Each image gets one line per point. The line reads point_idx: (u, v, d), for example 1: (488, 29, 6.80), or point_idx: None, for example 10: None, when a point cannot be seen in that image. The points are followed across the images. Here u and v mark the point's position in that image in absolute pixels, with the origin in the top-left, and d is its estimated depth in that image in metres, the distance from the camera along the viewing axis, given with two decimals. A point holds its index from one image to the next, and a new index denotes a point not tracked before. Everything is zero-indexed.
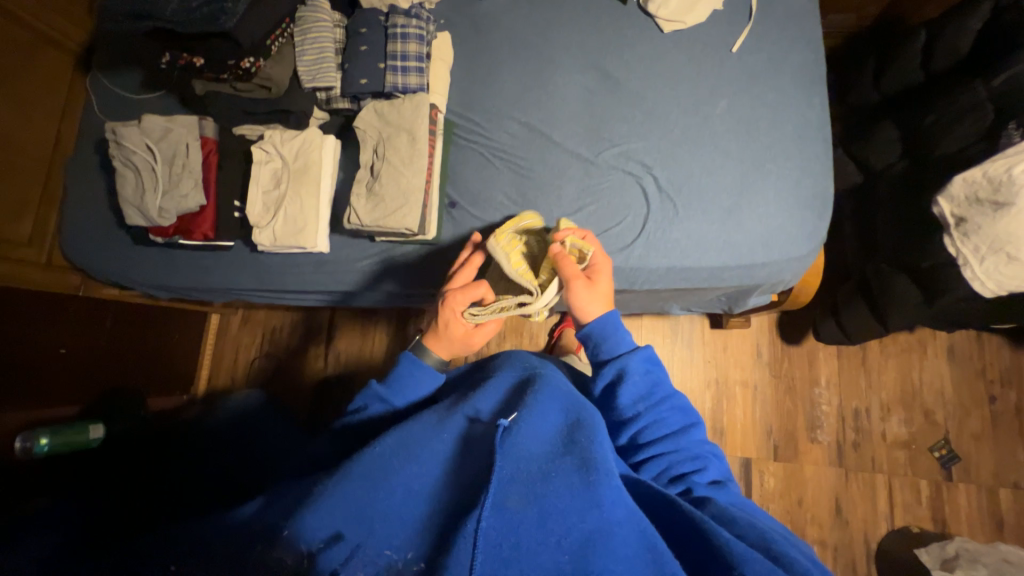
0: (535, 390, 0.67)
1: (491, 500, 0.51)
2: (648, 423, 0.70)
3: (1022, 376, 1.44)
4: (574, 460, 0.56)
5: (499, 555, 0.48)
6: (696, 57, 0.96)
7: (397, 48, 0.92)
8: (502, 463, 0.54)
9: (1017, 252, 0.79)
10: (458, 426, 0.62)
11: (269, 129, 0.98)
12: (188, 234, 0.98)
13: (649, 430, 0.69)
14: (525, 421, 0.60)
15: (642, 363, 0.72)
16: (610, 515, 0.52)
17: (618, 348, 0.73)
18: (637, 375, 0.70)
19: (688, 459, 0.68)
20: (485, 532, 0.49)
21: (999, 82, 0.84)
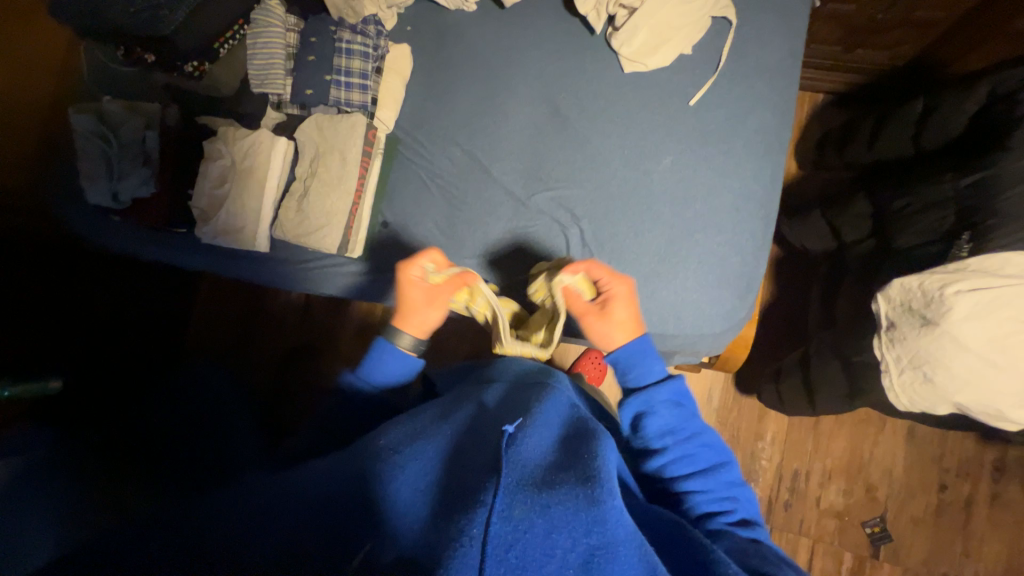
0: (550, 392, 0.60)
1: (499, 501, 0.42)
2: (676, 459, 0.65)
3: (980, 469, 1.36)
4: (577, 473, 0.47)
5: (505, 565, 0.39)
6: (652, 105, 0.91)
7: (342, 62, 0.93)
8: (509, 464, 0.45)
9: (933, 374, 0.73)
10: (463, 417, 0.57)
11: (223, 125, 1.01)
12: (141, 218, 1.02)
13: (676, 465, 0.65)
14: (533, 425, 0.52)
15: (671, 395, 0.67)
16: (624, 535, 0.44)
17: (648, 369, 0.70)
18: (665, 408, 0.66)
19: (715, 501, 0.64)
20: (493, 537, 0.40)
21: (969, 184, 0.76)
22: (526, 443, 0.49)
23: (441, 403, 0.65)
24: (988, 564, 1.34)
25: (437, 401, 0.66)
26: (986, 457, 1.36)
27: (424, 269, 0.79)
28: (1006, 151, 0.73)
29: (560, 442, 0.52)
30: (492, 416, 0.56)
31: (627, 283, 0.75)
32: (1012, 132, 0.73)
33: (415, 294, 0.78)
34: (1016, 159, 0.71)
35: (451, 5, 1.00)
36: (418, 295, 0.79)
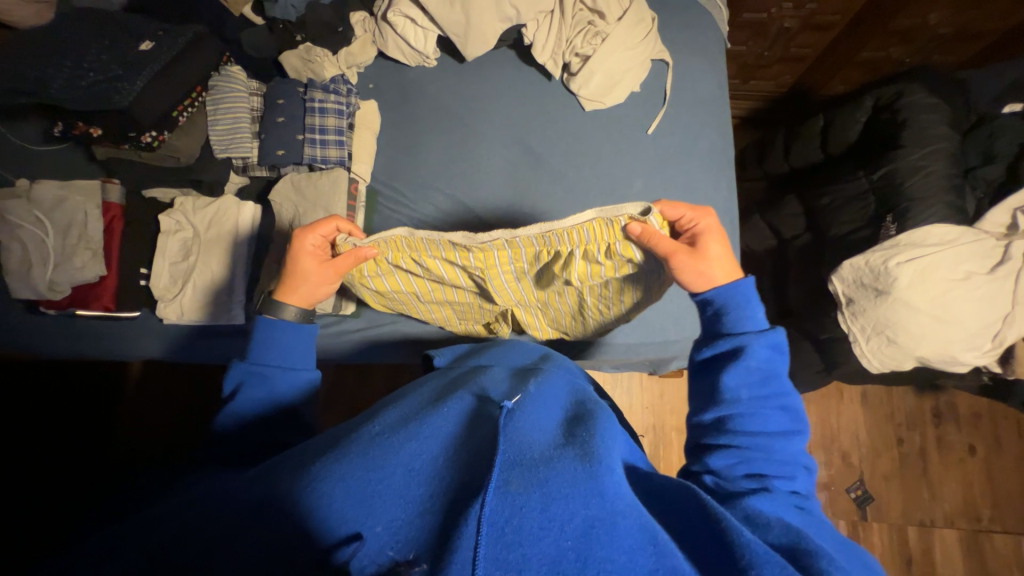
0: (546, 376, 0.57)
1: (495, 479, 0.40)
2: (748, 413, 0.54)
3: (924, 419, 1.56)
4: (576, 449, 0.45)
5: (501, 542, 0.36)
6: (615, 138, 1.01)
7: (315, 121, 0.92)
8: (505, 443, 0.43)
9: (895, 335, 0.85)
10: (461, 399, 0.50)
11: (180, 196, 0.95)
12: (86, 306, 0.90)
13: (748, 421, 0.54)
14: (530, 407, 0.49)
15: (766, 348, 0.57)
16: (626, 506, 0.40)
17: (750, 313, 0.59)
18: (757, 360, 0.56)
19: (778, 465, 0.52)
20: (488, 517, 0.37)
21: (879, 176, 0.93)
22: (524, 426, 0.46)
23: (438, 384, 0.57)
24: (951, 502, 1.51)
25: (438, 375, 0.61)
26: (925, 407, 1.57)
27: (323, 241, 0.73)
28: (900, 148, 0.90)
29: (554, 427, 0.49)
30: (490, 399, 0.51)
31: (716, 216, 0.66)
32: (900, 133, 0.92)
33: (306, 262, 0.71)
34: (909, 154, 0.89)
35: (413, 62, 1.04)
36: (308, 262, 0.72)
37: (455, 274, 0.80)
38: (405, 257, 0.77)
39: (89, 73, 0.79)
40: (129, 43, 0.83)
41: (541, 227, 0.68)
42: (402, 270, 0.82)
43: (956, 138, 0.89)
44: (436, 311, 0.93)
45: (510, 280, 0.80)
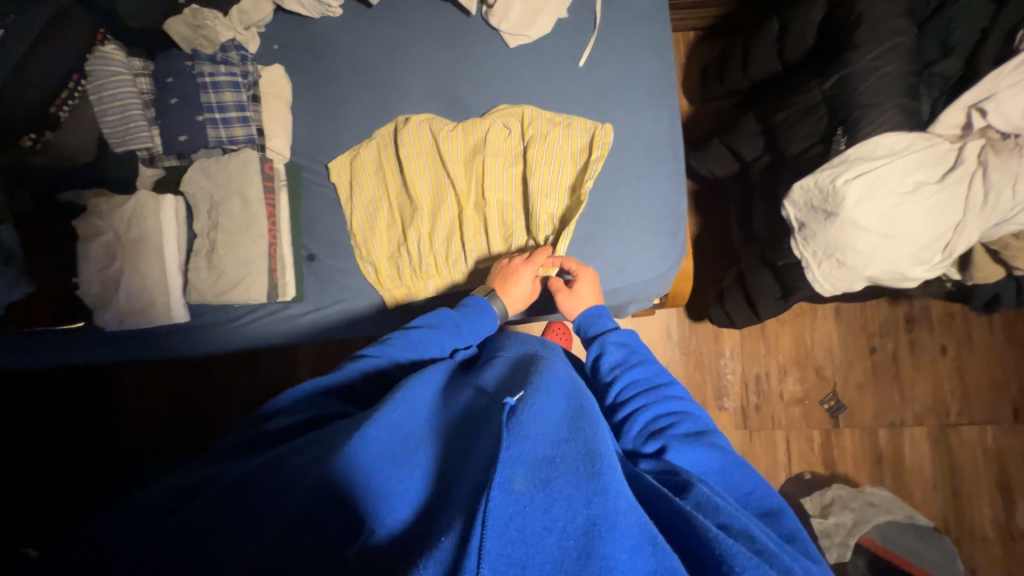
0: (546, 366, 0.57)
1: (501, 474, 0.39)
2: (626, 384, 0.67)
3: (897, 325, 1.58)
4: (580, 445, 0.45)
5: (507, 539, 0.36)
6: (546, 76, 0.92)
7: (211, 99, 0.85)
8: (511, 441, 0.41)
9: (845, 258, 0.83)
10: (465, 402, 0.54)
11: (92, 197, 0.88)
12: (26, 323, 0.88)
13: (627, 390, 0.66)
14: (535, 399, 0.48)
15: (618, 339, 0.73)
16: (630, 505, 0.42)
17: (641, 358, 0.70)
18: (613, 347, 0.71)
19: (665, 416, 0.62)
20: (493, 512, 0.36)
21: (831, 85, 0.85)
22: (534, 420, 0.45)
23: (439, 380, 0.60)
24: (921, 402, 1.56)
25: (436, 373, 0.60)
26: (899, 314, 1.57)
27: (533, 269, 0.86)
28: (853, 49, 0.82)
29: (561, 419, 0.48)
30: (493, 397, 0.52)
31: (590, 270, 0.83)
32: (853, 32, 0.83)
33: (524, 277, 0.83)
34: (862, 55, 0.80)
35: (315, 13, 0.93)
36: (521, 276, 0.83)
37: (447, 244, 0.90)
38: (415, 273, 0.91)
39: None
40: None
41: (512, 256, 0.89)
42: (382, 241, 0.91)
43: (913, 32, 0.81)
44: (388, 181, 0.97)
45: (475, 216, 0.91)
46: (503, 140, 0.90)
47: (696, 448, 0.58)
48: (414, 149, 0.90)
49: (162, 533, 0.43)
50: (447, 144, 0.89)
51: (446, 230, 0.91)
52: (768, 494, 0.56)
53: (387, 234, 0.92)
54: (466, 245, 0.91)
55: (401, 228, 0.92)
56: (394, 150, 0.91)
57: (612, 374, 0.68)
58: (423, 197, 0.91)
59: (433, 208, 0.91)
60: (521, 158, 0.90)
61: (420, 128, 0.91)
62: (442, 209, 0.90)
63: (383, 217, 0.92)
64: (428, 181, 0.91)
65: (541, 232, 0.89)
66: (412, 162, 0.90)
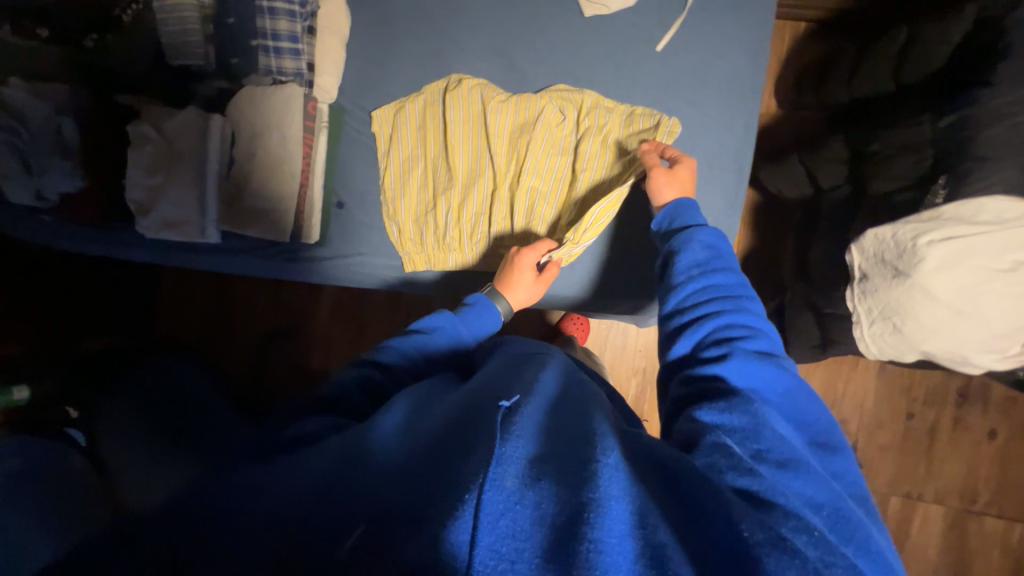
0: (542, 368, 0.56)
1: (493, 472, 0.38)
2: (699, 288, 0.61)
3: (946, 397, 1.43)
4: (575, 448, 0.43)
5: (494, 532, 0.35)
6: (616, 55, 0.83)
7: (267, 25, 0.82)
8: (505, 441, 0.41)
9: (902, 325, 0.73)
10: (455, 395, 0.53)
11: (146, 104, 0.90)
12: (77, 215, 0.94)
13: (698, 296, 0.60)
14: (529, 402, 0.47)
15: (707, 239, 0.64)
16: (628, 487, 0.40)
17: (727, 265, 0.62)
18: (697, 245, 0.63)
19: (739, 326, 0.56)
20: (485, 505, 0.36)
21: (946, 124, 0.72)
22: (527, 418, 0.44)
23: (423, 390, 0.57)
24: (947, 482, 1.44)
25: (433, 382, 0.59)
26: (952, 385, 1.43)
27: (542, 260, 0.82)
28: (987, 86, 0.68)
29: (557, 421, 0.46)
30: (479, 394, 0.50)
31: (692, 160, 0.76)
32: (994, 65, 0.69)
33: (528, 273, 0.80)
34: (996, 96, 0.67)
35: None
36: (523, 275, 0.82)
37: (472, 224, 0.87)
38: (435, 246, 0.89)
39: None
40: None
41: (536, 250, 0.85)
42: (410, 204, 0.89)
43: None
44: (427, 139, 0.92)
45: (507, 199, 0.86)
46: (555, 123, 0.83)
47: (760, 367, 0.53)
48: (460, 115, 0.86)
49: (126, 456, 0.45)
50: (495, 116, 0.84)
51: (475, 208, 0.87)
52: (835, 432, 0.52)
53: (416, 197, 0.89)
54: (491, 227, 0.87)
55: (430, 195, 0.89)
56: (440, 113, 0.87)
57: (687, 274, 0.62)
58: (460, 168, 0.87)
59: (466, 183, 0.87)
60: (570, 149, 0.84)
61: (469, 91, 0.86)
62: (475, 185, 0.86)
63: (416, 179, 0.90)
64: (468, 152, 0.87)
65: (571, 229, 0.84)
66: (457, 129, 0.86)
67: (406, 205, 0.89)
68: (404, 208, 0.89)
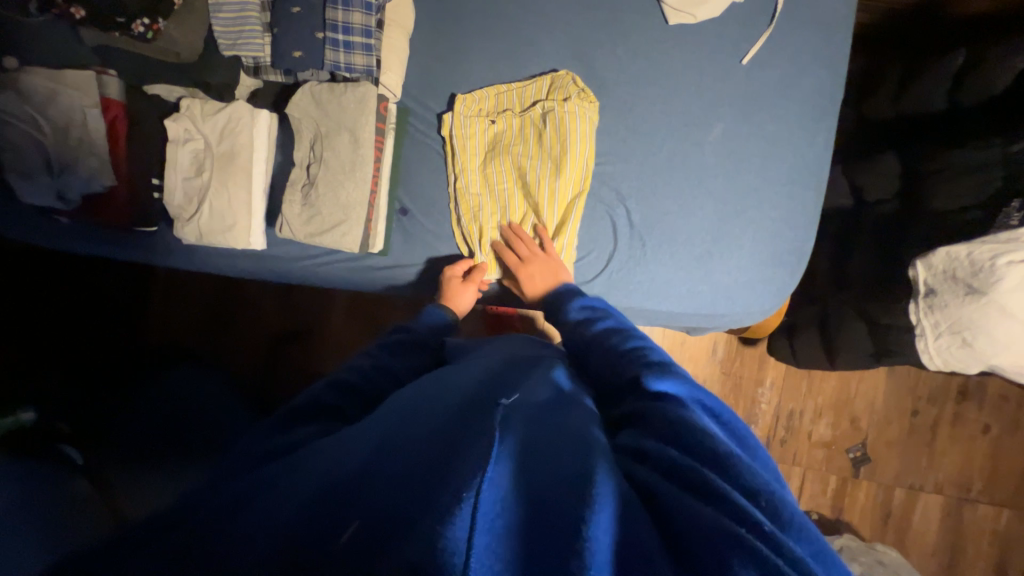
0: (546, 374, 0.53)
1: (491, 468, 0.34)
2: (596, 341, 0.63)
3: (946, 395, 1.54)
4: (567, 446, 0.40)
5: (492, 532, 0.31)
6: (698, 65, 0.82)
7: (338, 17, 0.76)
8: (502, 433, 0.38)
9: (972, 339, 0.78)
10: (456, 385, 0.49)
11: (185, 98, 0.82)
12: (100, 218, 0.84)
13: (598, 344, 0.62)
14: (528, 406, 0.44)
15: (589, 307, 0.70)
16: (615, 489, 0.37)
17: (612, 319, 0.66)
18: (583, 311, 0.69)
19: (633, 354, 0.57)
20: (483, 502, 0.32)
21: (1019, 149, 0.80)
22: (515, 413, 0.42)
23: (423, 380, 0.53)
24: (947, 473, 1.55)
25: (433, 371, 0.56)
26: (952, 384, 1.54)
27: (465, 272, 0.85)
28: None
29: (551, 420, 0.44)
30: (479, 389, 0.47)
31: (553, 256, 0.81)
32: None
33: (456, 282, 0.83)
34: None
35: None
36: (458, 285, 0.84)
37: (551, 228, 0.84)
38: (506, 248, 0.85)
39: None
40: None
41: (609, 262, 0.84)
42: (470, 216, 0.85)
43: None
44: (472, 136, 0.84)
45: (575, 209, 0.83)
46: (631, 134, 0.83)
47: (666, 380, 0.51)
48: (563, 116, 0.81)
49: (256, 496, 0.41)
50: (564, 125, 0.81)
51: (547, 218, 0.84)
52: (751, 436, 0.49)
53: (496, 198, 0.85)
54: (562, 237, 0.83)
55: (498, 204, 0.85)
56: (512, 119, 0.85)
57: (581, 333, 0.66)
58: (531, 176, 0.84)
59: (557, 184, 0.82)
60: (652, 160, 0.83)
61: (569, 91, 0.82)
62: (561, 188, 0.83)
63: (478, 188, 0.85)
64: (534, 160, 0.84)
65: (656, 242, 0.83)
66: (530, 139, 0.85)
67: (471, 217, 0.85)
68: (467, 222, 0.85)
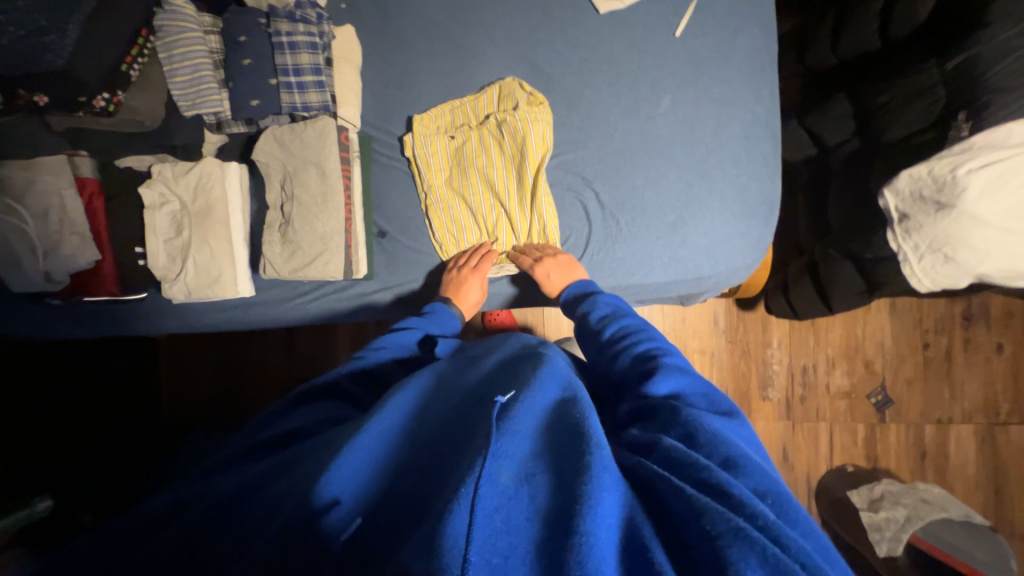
0: (547, 356, 0.55)
1: (489, 467, 0.37)
2: (616, 334, 0.66)
3: (953, 322, 1.54)
4: (568, 440, 0.43)
5: (490, 529, 0.35)
6: (636, 45, 0.86)
7: (287, 61, 0.80)
8: (502, 433, 0.40)
9: (954, 253, 0.79)
10: (463, 385, 0.53)
11: (156, 163, 0.85)
12: (90, 293, 0.86)
13: (619, 339, 0.65)
14: (532, 397, 0.46)
15: (608, 300, 0.73)
16: (616, 482, 0.40)
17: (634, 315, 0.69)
18: (603, 304, 0.71)
19: (653, 351, 0.60)
20: (481, 500, 0.36)
21: (954, 64, 0.81)
22: (520, 410, 0.43)
23: (431, 378, 0.57)
24: (971, 400, 1.54)
25: (432, 370, 0.59)
26: (955, 311, 1.54)
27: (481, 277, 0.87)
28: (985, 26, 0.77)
29: (551, 414, 0.46)
30: (482, 390, 0.50)
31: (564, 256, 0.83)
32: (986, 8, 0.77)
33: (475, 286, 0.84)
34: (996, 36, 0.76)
35: None
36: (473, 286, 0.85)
37: (527, 230, 0.87)
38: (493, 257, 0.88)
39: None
40: None
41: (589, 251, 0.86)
42: (445, 232, 0.87)
43: None
44: (434, 151, 0.86)
45: (545, 205, 0.85)
46: (591, 122, 0.86)
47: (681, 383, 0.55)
48: (517, 122, 0.84)
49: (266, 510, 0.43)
50: (519, 129, 0.84)
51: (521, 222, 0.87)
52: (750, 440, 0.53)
53: (471, 208, 0.88)
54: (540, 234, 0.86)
55: (472, 215, 0.88)
56: (467, 134, 0.88)
57: (601, 327, 0.68)
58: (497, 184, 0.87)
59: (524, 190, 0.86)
60: (610, 141, 0.86)
61: (517, 97, 0.86)
62: (530, 189, 0.85)
63: (448, 204, 0.87)
64: (496, 168, 0.87)
65: (630, 217, 0.85)
66: (488, 149, 0.87)
67: (447, 234, 0.87)
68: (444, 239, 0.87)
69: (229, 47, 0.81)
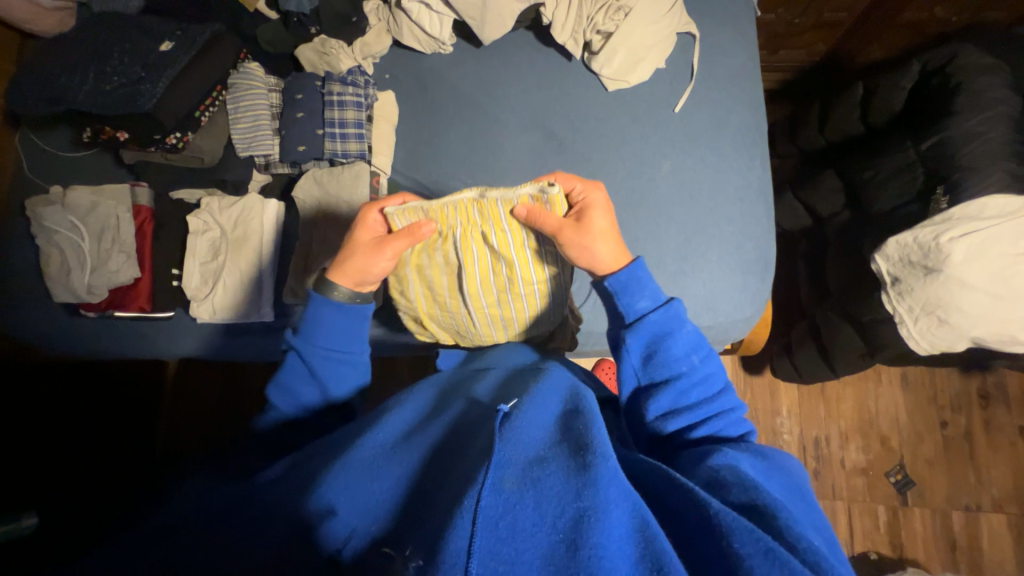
0: (546, 376, 0.57)
1: (492, 475, 0.39)
2: (702, 378, 0.59)
3: (969, 401, 1.50)
4: (567, 451, 0.44)
5: (494, 535, 0.36)
6: (639, 118, 0.97)
7: (335, 115, 0.92)
8: (503, 442, 0.43)
9: (947, 316, 0.82)
10: (464, 404, 0.56)
11: (205, 196, 0.95)
12: (123, 308, 0.92)
13: (704, 384, 0.58)
14: (530, 412, 0.48)
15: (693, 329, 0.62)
16: (625, 494, 0.40)
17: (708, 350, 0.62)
18: (691, 333, 0.60)
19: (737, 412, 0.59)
20: (483, 509, 0.37)
21: (929, 145, 0.89)
22: (519, 423, 0.45)
23: (431, 398, 0.60)
24: (1001, 487, 1.44)
25: (430, 391, 0.63)
26: (971, 389, 1.50)
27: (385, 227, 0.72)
28: (951, 115, 0.86)
29: (552, 429, 0.48)
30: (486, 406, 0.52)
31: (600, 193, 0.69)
32: (952, 101, 0.87)
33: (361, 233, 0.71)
34: (962, 122, 0.85)
35: (428, 48, 1.00)
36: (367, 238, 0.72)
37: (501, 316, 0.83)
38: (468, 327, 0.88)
39: (113, 78, 0.83)
40: (150, 45, 0.86)
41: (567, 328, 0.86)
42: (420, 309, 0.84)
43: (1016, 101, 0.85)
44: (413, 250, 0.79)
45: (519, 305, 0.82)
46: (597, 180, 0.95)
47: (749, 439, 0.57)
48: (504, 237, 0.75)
49: (266, 506, 0.45)
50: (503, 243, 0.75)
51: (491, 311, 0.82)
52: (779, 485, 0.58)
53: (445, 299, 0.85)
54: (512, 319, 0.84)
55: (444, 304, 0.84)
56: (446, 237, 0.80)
57: (689, 363, 0.59)
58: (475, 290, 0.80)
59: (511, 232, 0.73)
60: (614, 197, 0.94)
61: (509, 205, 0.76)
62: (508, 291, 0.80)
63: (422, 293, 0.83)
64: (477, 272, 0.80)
65: None
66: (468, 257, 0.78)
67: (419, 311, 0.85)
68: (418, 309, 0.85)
69: (286, 103, 0.95)
